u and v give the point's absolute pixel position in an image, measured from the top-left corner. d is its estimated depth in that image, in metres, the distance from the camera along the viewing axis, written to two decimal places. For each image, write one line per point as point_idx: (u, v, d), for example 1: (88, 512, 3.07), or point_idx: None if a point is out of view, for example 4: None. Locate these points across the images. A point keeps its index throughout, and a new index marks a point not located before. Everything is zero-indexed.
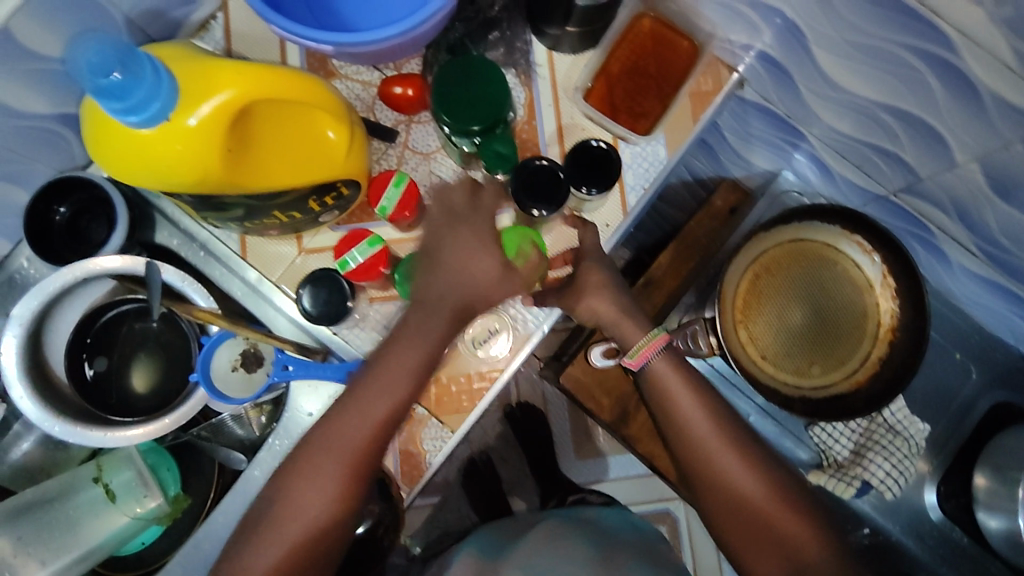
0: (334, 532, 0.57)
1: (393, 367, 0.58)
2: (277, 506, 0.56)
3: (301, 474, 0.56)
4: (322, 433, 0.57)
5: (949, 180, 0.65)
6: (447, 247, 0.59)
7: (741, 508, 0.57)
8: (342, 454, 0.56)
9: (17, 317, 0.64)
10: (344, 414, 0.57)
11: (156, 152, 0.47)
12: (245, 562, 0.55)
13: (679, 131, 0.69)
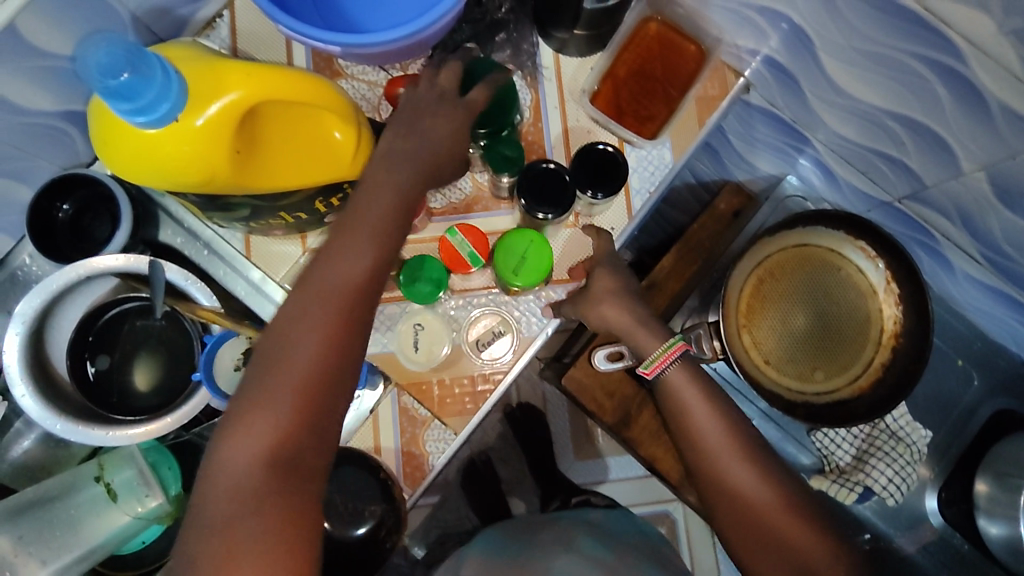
0: (312, 449, 0.43)
1: (358, 226, 0.47)
2: (230, 431, 0.43)
3: (252, 385, 0.44)
4: (279, 329, 0.45)
5: (954, 187, 0.65)
6: (418, 125, 0.53)
7: (748, 516, 0.55)
8: (330, 296, 0.45)
9: (20, 314, 0.64)
10: (302, 297, 0.45)
11: (163, 152, 0.47)
12: (230, 449, 0.42)
13: (684, 136, 0.69)
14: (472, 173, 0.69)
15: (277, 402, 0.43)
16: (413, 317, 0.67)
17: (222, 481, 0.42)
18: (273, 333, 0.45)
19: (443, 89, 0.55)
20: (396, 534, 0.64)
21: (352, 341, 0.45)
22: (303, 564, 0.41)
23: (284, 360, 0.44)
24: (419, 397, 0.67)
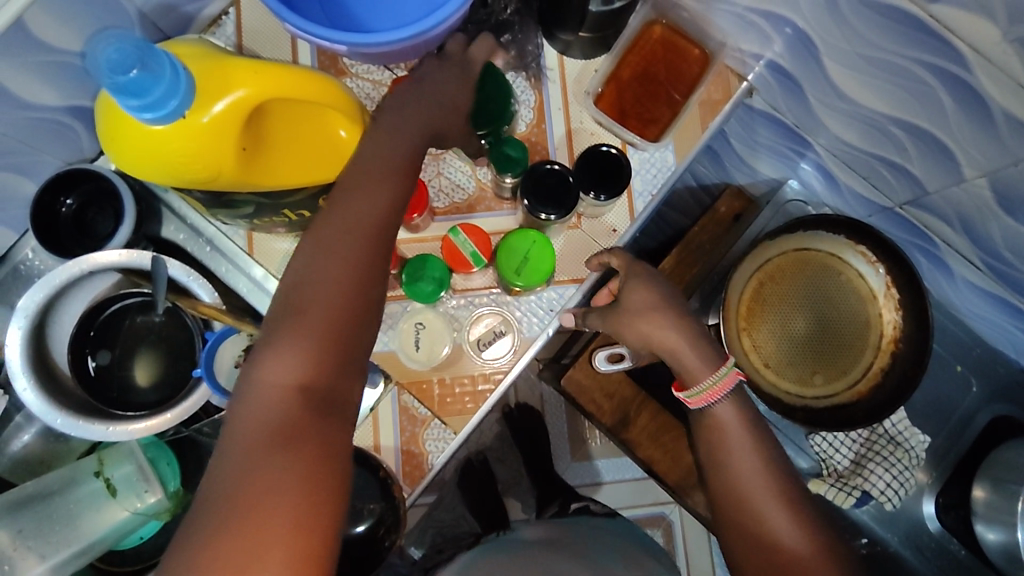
0: (341, 377, 0.43)
1: (374, 167, 0.49)
2: (257, 364, 0.43)
3: (275, 320, 0.44)
4: (301, 266, 0.46)
5: (956, 194, 0.66)
6: (427, 85, 0.55)
7: (737, 493, 0.56)
8: (357, 232, 0.46)
9: (23, 308, 0.64)
10: (323, 233, 0.46)
11: (169, 148, 0.47)
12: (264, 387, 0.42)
13: (687, 138, 0.70)
14: (475, 174, 0.69)
15: (304, 331, 0.43)
16: (414, 317, 0.67)
17: (251, 410, 0.41)
18: (294, 271, 0.46)
19: (451, 65, 0.57)
20: (393, 531, 0.64)
21: (373, 274, 0.46)
22: (332, 500, 0.39)
23: (307, 293, 0.44)
24: (419, 396, 0.67)
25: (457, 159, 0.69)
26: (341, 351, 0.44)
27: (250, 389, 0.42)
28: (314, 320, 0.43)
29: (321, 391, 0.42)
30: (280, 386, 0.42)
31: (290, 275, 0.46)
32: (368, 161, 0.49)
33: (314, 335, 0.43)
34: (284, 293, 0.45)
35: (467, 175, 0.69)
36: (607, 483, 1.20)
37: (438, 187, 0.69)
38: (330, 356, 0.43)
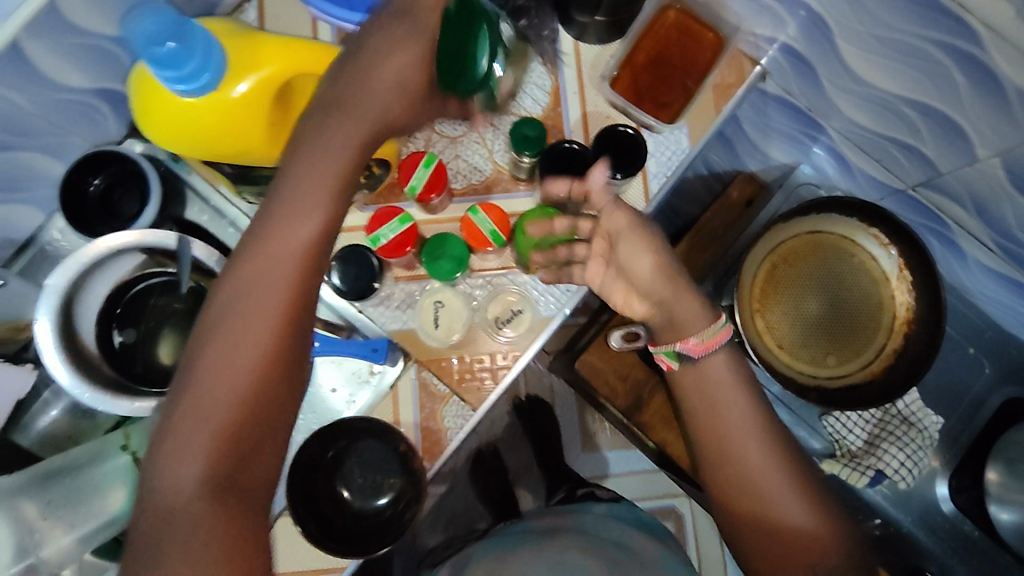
0: (267, 438, 0.44)
1: (290, 209, 0.45)
2: (173, 434, 0.43)
3: (191, 381, 0.43)
4: (215, 324, 0.44)
5: (969, 175, 0.66)
6: (370, 71, 0.47)
7: (745, 476, 0.58)
8: (263, 282, 0.44)
9: (50, 287, 0.65)
10: (236, 290, 0.45)
11: (199, 121, 0.49)
12: (174, 459, 0.42)
13: (702, 120, 0.71)
14: (493, 157, 0.71)
15: (221, 396, 0.43)
16: (433, 295, 0.69)
17: (167, 483, 0.42)
18: (206, 328, 0.44)
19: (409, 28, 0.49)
20: (411, 502, 0.63)
21: (292, 331, 0.45)
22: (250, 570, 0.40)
23: (222, 358, 0.43)
24: (439, 373, 0.68)
25: (475, 142, 0.71)
26: (261, 415, 0.43)
27: (165, 458, 0.42)
28: (231, 384, 0.43)
29: (244, 458, 0.43)
30: (198, 459, 0.42)
31: (203, 333, 0.45)
32: (283, 202, 0.45)
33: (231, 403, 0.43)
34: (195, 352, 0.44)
35: (486, 158, 0.71)
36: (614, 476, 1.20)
37: (457, 169, 0.71)
38: (253, 421, 0.43)
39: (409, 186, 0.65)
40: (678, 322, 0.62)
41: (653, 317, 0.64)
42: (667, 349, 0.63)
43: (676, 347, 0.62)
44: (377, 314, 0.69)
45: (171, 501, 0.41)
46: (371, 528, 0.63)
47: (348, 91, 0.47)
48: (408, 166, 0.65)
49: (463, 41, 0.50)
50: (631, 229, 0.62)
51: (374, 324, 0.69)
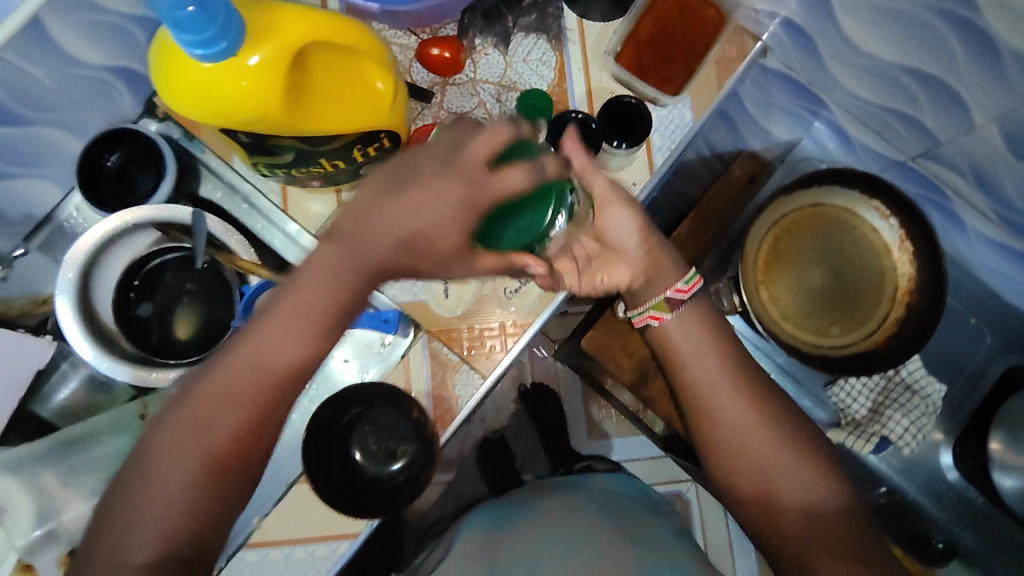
0: (218, 510, 0.51)
1: (286, 320, 0.51)
2: (133, 487, 0.49)
3: (166, 443, 0.50)
4: (194, 401, 0.50)
5: (968, 144, 0.67)
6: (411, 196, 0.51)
7: (727, 442, 0.60)
8: (252, 377, 0.51)
9: (70, 258, 0.67)
10: (220, 377, 0.50)
11: (220, 87, 0.50)
12: (126, 517, 0.48)
13: (704, 94, 0.72)
14: None
15: (187, 465, 0.49)
16: None
17: (123, 534, 0.48)
18: (186, 400, 0.50)
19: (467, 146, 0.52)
20: (424, 467, 0.64)
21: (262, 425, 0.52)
22: None
23: (192, 432, 0.50)
24: (449, 343, 0.70)
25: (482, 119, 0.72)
26: (220, 489, 0.51)
27: (126, 510, 0.49)
28: (196, 458, 0.50)
29: (195, 526, 0.49)
30: (155, 518, 0.48)
31: (185, 402, 0.50)
32: (280, 311, 0.51)
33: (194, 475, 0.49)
34: (173, 414, 0.51)
35: None
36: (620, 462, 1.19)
37: None
38: (208, 494, 0.50)
39: None
40: (658, 274, 0.64)
41: (636, 279, 0.65)
42: (655, 301, 0.63)
43: (665, 296, 0.63)
44: (387, 286, 0.70)
45: (123, 554, 0.47)
46: (383, 493, 0.64)
47: (370, 224, 0.51)
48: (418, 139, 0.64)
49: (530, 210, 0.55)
50: (612, 199, 0.62)
51: (384, 297, 0.70)
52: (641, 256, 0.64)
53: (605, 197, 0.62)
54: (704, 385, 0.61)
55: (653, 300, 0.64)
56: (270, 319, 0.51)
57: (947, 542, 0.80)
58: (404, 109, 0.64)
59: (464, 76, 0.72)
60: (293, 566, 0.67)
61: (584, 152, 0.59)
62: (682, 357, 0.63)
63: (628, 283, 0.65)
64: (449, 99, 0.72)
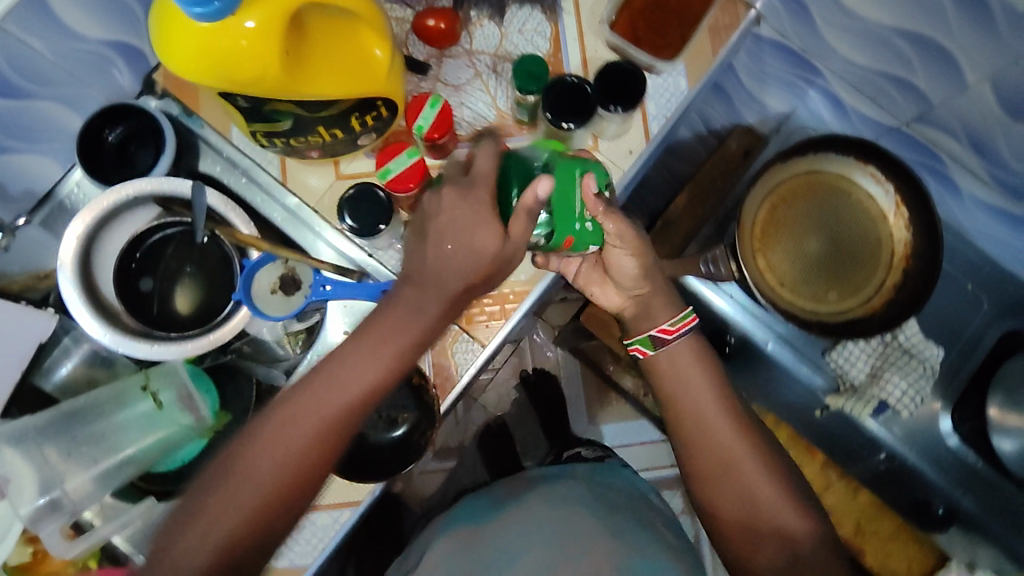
0: (270, 534, 0.53)
1: (360, 354, 0.54)
2: (202, 496, 0.52)
3: (240, 459, 0.52)
4: (270, 423, 0.53)
5: (961, 104, 0.68)
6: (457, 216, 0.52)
7: (719, 461, 0.59)
8: (327, 405, 0.53)
9: (72, 230, 0.67)
10: (298, 402, 0.53)
11: (217, 46, 0.49)
12: (199, 522, 0.51)
13: (699, 62, 0.72)
14: (495, 102, 0.73)
15: (255, 485, 0.52)
16: None
17: (188, 543, 0.50)
18: (263, 421, 0.53)
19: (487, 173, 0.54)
20: (424, 430, 0.67)
21: (324, 457, 0.53)
22: None
23: (265, 453, 0.52)
24: None
25: (479, 90, 0.73)
26: (277, 513, 0.53)
27: (193, 520, 0.51)
28: (263, 479, 0.52)
29: (246, 546, 0.51)
30: (218, 530, 0.50)
31: (262, 421, 0.53)
32: (357, 345, 0.54)
33: (259, 496, 0.52)
34: (253, 432, 0.53)
35: (490, 104, 0.73)
36: (623, 447, 1.18)
37: (462, 115, 0.72)
38: (266, 517, 0.52)
39: (416, 125, 0.66)
40: (648, 315, 0.65)
41: (626, 310, 0.67)
42: (641, 337, 0.64)
43: (650, 333, 0.63)
44: (387, 257, 0.73)
45: (191, 551, 0.50)
46: (379, 458, 0.67)
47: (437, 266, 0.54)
48: (415, 106, 0.66)
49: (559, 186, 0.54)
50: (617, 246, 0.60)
51: (384, 267, 0.72)
52: (631, 296, 0.66)
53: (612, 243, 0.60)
54: (699, 409, 0.61)
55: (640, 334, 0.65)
56: (349, 353, 0.54)
57: (946, 508, 0.81)
58: (400, 78, 0.64)
59: (460, 48, 0.72)
60: (297, 534, 0.67)
61: (597, 204, 0.54)
62: (674, 389, 0.62)
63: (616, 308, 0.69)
64: (445, 70, 0.72)
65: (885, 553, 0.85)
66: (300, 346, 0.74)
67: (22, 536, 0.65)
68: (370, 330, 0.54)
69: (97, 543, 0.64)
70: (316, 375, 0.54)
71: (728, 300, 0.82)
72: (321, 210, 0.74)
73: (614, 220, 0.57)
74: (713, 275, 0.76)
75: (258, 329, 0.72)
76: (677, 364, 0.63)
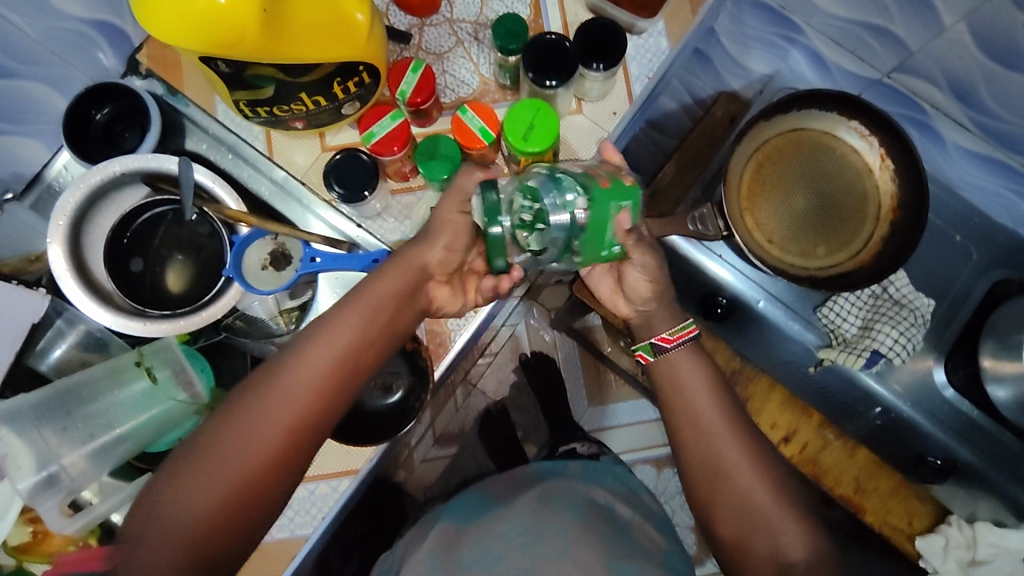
0: (236, 533, 0.51)
1: (322, 345, 0.54)
2: (164, 490, 0.50)
3: (203, 452, 0.50)
4: (244, 401, 0.52)
5: (939, 48, 0.69)
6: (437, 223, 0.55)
7: (708, 461, 0.61)
8: (311, 375, 0.53)
9: (61, 208, 0.67)
10: (278, 376, 0.52)
11: (195, 7, 0.49)
12: (182, 494, 0.49)
13: (679, 23, 0.72)
14: (477, 68, 0.73)
15: (229, 465, 0.50)
16: (430, 202, 0.72)
17: (150, 543, 0.48)
18: (233, 406, 0.52)
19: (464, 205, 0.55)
20: (419, 395, 0.68)
21: (291, 450, 0.52)
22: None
23: (229, 446, 0.50)
24: None
25: (460, 58, 0.73)
26: (243, 510, 0.51)
27: (156, 517, 0.49)
28: (246, 448, 0.50)
29: (213, 546, 0.49)
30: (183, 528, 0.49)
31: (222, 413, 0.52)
32: (318, 337, 0.54)
33: (224, 490, 0.50)
34: (233, 404, 0.52)
35: (473, 71, 0.73)
36: (614, 428, 1.18)
37: (445, 83, 0.73)
38: (232, 514, 0.50)
39: (399, 90, 0.67)
40: (649, 325, 0.66)
41: (631, 319, 0.69)
42: (643, 343, 0.66)
43: (651, 340, 0.65)
44: (377, 227, 0.74)
45: (174, 520, 0.49)
46: (375, 421, 0.68)
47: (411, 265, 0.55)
48: (398, 72, 0.68)
49: (603, 214, 0.53)
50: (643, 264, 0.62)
51: (373, 237, 0.72)
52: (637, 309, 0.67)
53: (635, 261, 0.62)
54: (692, 412, 0.63)
55: (643, 340, 0.66)
56: (309, 344, 0.54)
57: (944, 458, 0.80)
58: (381, 46, 0.65)
59: (440, 16, 0.73)
60: (295, 504, 0.67)
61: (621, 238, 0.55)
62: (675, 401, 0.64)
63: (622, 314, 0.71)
64: (427, 39, 0.73)
65: (885, 510, 0.82)
66: (294, 324, 0.74)
67: (21, 516, 0.65)
68: (336, 317, 0.55)
69: (94, 521, 0.66)
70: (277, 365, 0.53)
71: (728, 268, 0.86)
72: (307, 182, 0.74)
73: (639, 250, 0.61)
74: (701, 236, 0.71)
75: (249, 303, 0.72)
76: (678, 372, 0.64)
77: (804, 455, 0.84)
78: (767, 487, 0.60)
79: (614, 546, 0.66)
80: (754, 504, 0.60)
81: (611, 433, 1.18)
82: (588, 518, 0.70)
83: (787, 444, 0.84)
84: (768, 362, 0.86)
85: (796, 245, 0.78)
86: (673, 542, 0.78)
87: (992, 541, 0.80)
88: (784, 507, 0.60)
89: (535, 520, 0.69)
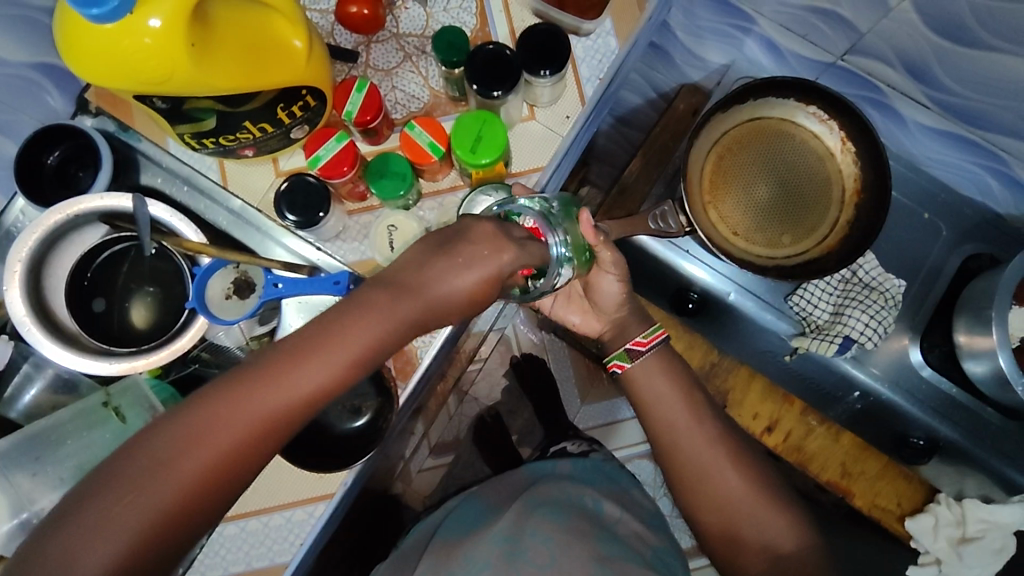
0: (209, 505, 0.43)
1: (367, 322, 0.46)
2: (123, 485, 0.41)
3: (180, 437, 0.42)
4: (290, 348, 0.45)
5: (888, 27, 0.68)
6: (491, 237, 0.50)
7: (686, 459, 0.63)
8: (375, 335, 0.46)
9: (15, 254, 0.66)
10: (339, 331, 0.45)
11: (123, 47, 0.49)
12: (191, 439, 0.42)
13: (625, 18, 0.71)
14: (429, 82, 0.73)
15: (253, 412, 0.44)
16: (386, 220, 0.70)
17: (135, 493, 0.41)
18: (279, 353, 0.45)
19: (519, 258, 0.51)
20: (386, 415, 0.68)
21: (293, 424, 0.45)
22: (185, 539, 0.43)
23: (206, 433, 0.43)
24: None
25: (410, 72, 0.73)
26: (224, 482, 0.44)
27: (149, 464, 0.41)
28: (275, 399, 0.44)
29: (148, 555, 0.41)
30: (133, 523, 0.40)
31: (207, 394, 0.43)
32: (365, 310, 0.46)
33: (190, 480, 0.42)
34: (280, 351, 0.45)
35: (424, 85, 0.73)
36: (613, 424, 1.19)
37: (395, 100, 0.72)
38: (232, 470, 0.44)
39: (346, 110, 0.67)
40: (624, 333, 0.69)
41: (605, 335, 0.72)
42: (618, 352, 0.68)
43: (625, 347, 0.67)
44: (337, 249, 0.73)
45: (174, 466, 0.42)
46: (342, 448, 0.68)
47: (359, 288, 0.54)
48: (343, 92, 0.67)
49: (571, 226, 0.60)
50: (609, 271, 0.65)
51: (336, 259, 0.71)
52: (609, 322, 0.70)
53: (604, 268, 0.64)
54: (665, 410, 0.65)
55: (617, 350, 0.68)
56: (359, 316, 0.46)
57: (927, 438, 0.81)
58: (325, 68, 0.64)
59: (387, 32, 0.72)
60: (274, 532, 0.67)
61: (597, 234, 0.60)
62: (648, 401, 0.66)
63: (595, 335, 0.73)
64: (375, 56, 0.72)
65: (873, 492, 0.85)
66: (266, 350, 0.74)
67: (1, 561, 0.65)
68: (432, 283, 0.48)
69: None
70: (279, 356, 0.45)
71: (703, 267, 0.85)
72: (264, 209, 0.74)
73: (607, 248, 0.63)
74: (663, 233, 0.70)
75: (217, 334, 0.72)
76: (648, 380, 0.66)
77: (788, 443, 0.87)
78: (742, 483, 0.62)
79: (599, 546, 0.66)
80: (729, 499, 0.61)
81: (610, 428, 1.19)
82: (573, 522, 0.70)
83: (770, 433, 0.87)
84: (746, 353, 0.90)
85: (761, 237, 0.78)
86: (663, 540, 0.78)
87: (981, 517, 0.79)
88: (759, 500, 0.61)
89: (521, 528, 0.68)
